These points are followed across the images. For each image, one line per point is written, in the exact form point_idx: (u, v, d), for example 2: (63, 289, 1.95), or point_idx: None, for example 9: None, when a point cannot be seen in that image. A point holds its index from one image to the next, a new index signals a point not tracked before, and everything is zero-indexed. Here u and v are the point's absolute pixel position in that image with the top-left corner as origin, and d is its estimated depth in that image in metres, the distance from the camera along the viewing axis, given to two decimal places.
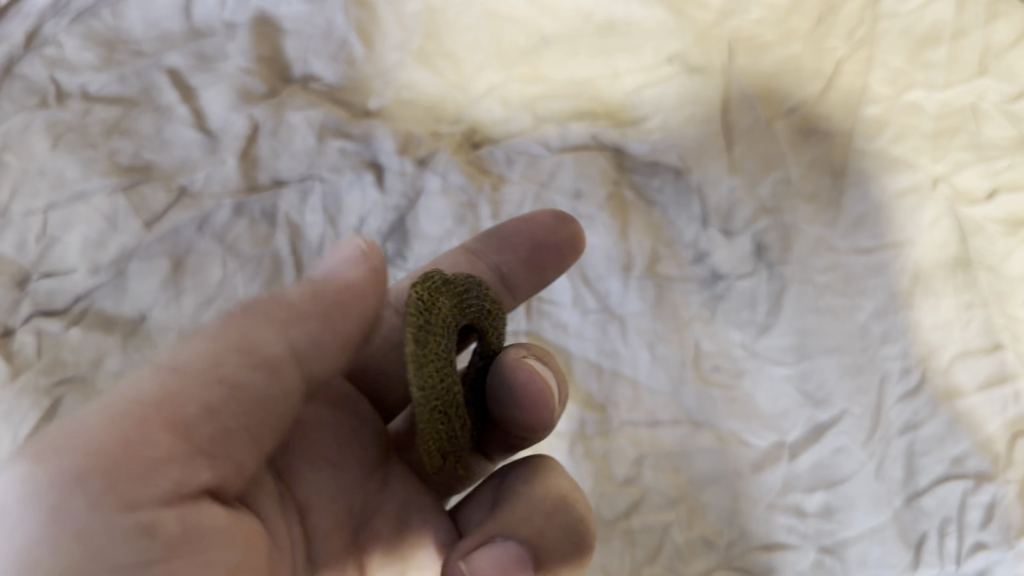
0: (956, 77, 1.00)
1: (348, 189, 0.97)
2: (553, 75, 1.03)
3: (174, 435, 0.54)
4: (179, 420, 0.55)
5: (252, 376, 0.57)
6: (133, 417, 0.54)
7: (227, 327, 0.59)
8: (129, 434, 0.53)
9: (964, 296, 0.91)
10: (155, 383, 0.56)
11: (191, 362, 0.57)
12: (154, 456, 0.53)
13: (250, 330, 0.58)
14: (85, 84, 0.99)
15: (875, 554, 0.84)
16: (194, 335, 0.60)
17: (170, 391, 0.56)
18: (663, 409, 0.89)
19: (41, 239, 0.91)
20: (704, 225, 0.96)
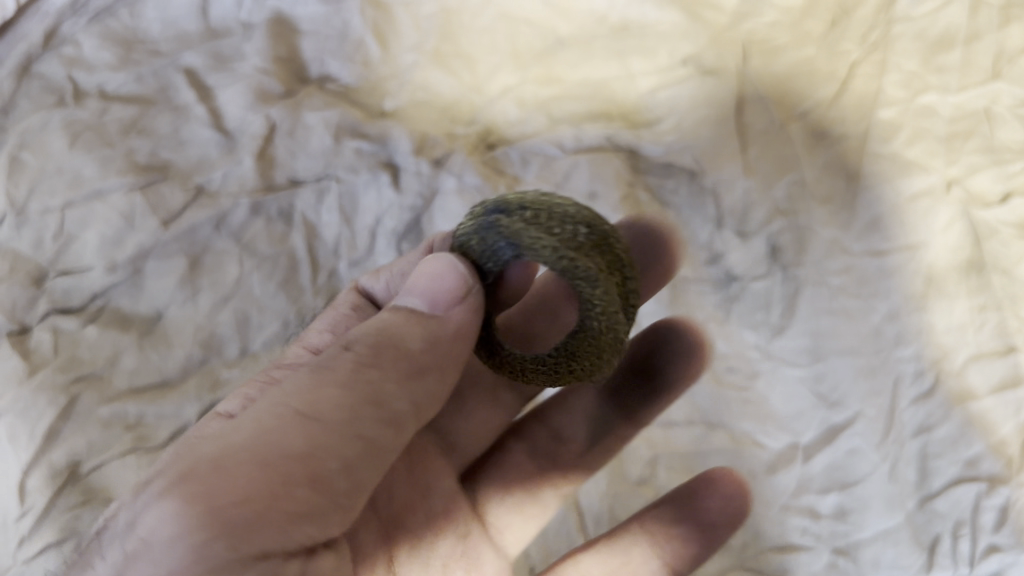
0: (969, 81, 1.00)
1: (364, 189, 0.98)
2: (568, 76, 1.03)
3: (315, 488, 0.52)
4: (321, 475, 0.52)
5: (379, 431, 0.55)
6: (285, 472, 0.51)
7: (362, 369, 0.55)
8: (282, 486, 0.50)
9: (978, 299, 0.91)
10: (298, 429, 0.52)
11: (329, 408, 0.53)
12: (298, 510, 0.51)
13: (379, 382, 0.55)
14: (103, 83, 0.99)
15: (888, 556, 0.84)
16: (326, 371, 0.55)
17: (314, 442, 0.52)
18: (678, 409, 0.90)
19: (58, 236, 0.92)
20: (719, 227, 0.97)
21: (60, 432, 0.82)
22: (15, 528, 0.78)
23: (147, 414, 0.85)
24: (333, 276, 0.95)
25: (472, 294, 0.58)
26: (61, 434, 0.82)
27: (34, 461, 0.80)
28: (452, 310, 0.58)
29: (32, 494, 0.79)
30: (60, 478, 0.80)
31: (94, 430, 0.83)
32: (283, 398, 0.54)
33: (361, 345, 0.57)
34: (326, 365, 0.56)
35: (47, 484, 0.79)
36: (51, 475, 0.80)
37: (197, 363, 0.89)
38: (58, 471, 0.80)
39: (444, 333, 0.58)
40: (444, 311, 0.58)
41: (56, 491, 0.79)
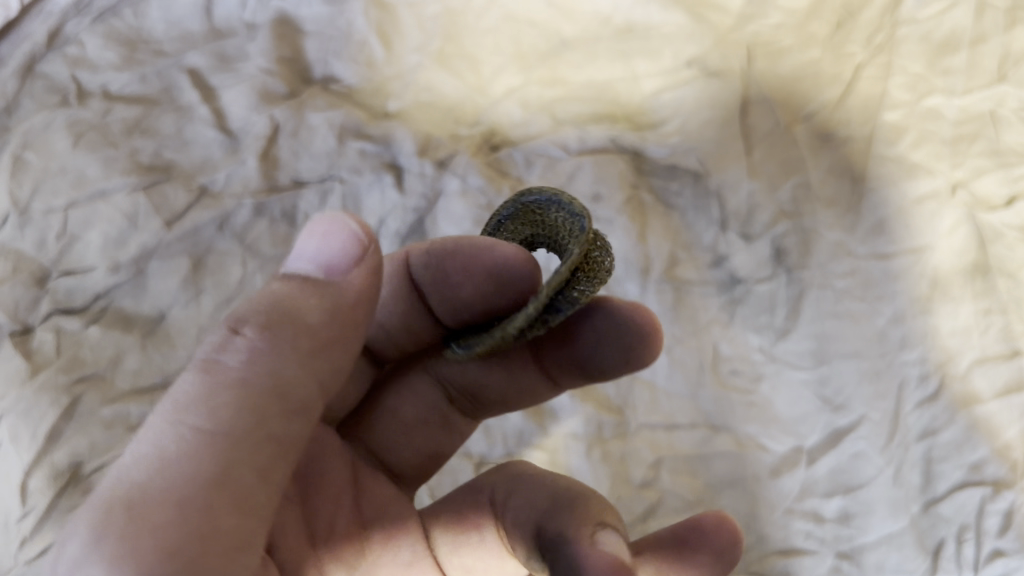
0: (974, 84, 0.99)
1: (367, 190, 0.98)
2: (572, 78, 1.03)
3: (242, 514, 0.45)
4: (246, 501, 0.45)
5: (278, 421, 0.47)
6: (206, 504, 0.43)
7: (253, 358, 0.46)
8: (204, 523, 0.42)
9: (983, 302, 0.91)
10: (202, 440, 0.44)
11: (217, 414, 0.44)
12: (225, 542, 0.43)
13: (278, 372, 0.47)
14: (107, 83, 0.99)
15: (893, 560, 0.83)
16: (210, 370, 0.46)
17: (224, 456, 0.44)
18: (681, 412, 0.90)
19: (61, 236, 0.92)
20: (723, 229, 0.97)
21: (63, 432, 0.82)
22: (17, 528, 0.78)
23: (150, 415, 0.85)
24: None
25: (360, 259, 0.50)
26: (64, 434, 0.82)
27: (36, 462, 0.80)
28: (354, 283, 0.50)
29: (35, 494, 0.79)
30: (61, 479, 0.80)
31: (96, 430, 0.83)
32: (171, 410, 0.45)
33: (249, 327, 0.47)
34: (213, 361, 0.46)
35: (49, 485, 0.79)
36: (53, 476, 0.80)
37: None
38: (60, 471, 0.80)
39: (343, 305, 0.49)
40: (342, 274, 0.50)
41: (57, 492, 0.79)
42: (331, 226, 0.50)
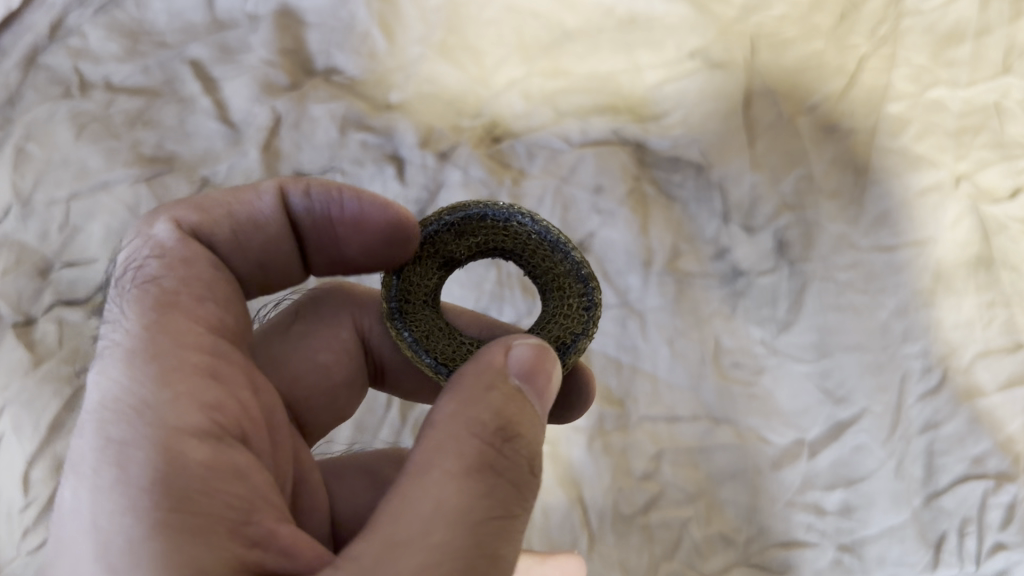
0: (979, 75, 0.98)
1: (370, 181, 0.98)
2: (574, 69, 1.02)
3: None
4: None
5: (521, 526, 0.49)
6: None
7: (509, 461, 0.50)
8: None
9: (986, 295, 0.90)
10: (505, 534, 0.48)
11: (483, 529, 0.47)
12: None
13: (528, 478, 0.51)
14: (109, 75, 0.99)
15: (894, 553, 0.84)
16: (472, 465, 0.49)
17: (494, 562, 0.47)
18: (683, 405, 0.90)
19: (64, 228, 0.92)
20: (726, 221, 0.97)
21: (65, 423, 0.84)
22: (19, 519, 0.81)
23: None
24: None
25: (556, 365, 0.55)
26: (66, 425, 0.84)
27: (39, 452, 0.82)
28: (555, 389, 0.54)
29: (36, 485, 0.81)
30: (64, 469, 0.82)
31: None
32: (448, 511, 0.47)
33: (493, 431, 0.50)
34: (473, 456, 0.49)
35: (51, 475, 0.82)
36: (56, 466, 0.82)
37: None
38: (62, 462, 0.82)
39: (543, 403, 0.54)
40: (542, 377, 0.53)
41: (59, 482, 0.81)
42: (535, 347, 0.54)
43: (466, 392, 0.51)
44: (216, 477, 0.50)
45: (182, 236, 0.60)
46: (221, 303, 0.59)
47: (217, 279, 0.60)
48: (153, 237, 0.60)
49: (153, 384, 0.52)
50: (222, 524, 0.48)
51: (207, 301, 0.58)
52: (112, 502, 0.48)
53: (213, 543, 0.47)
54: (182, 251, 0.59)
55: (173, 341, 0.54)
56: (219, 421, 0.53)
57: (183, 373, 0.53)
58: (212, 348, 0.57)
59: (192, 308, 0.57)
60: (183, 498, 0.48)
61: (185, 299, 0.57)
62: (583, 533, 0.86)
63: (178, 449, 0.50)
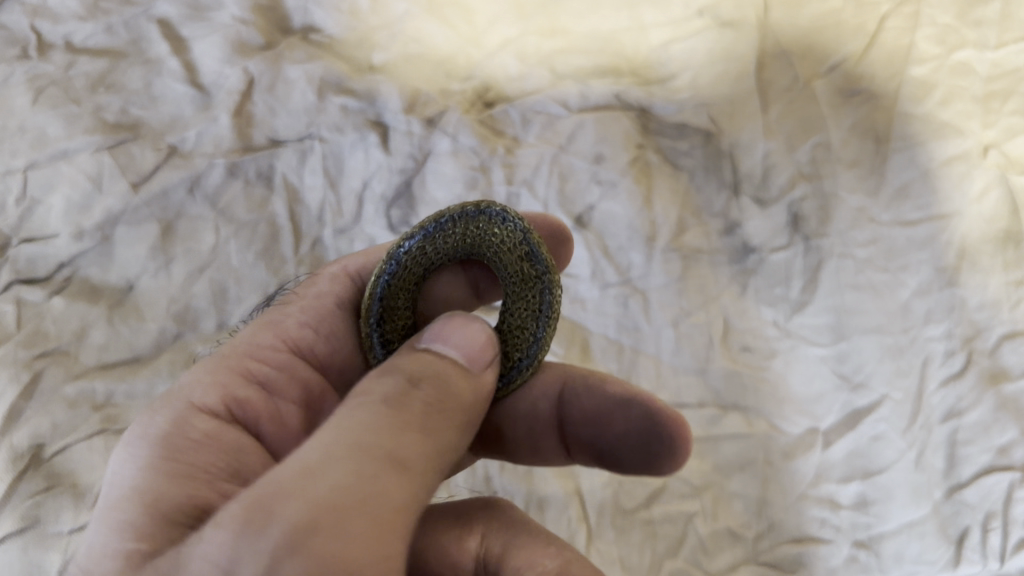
0: (1010, 36, 0.90)
1: (351, 150, 0.91)
2: (574, 28, 0.95)
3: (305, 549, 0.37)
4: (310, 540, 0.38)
5: (412, 439, 0.43)
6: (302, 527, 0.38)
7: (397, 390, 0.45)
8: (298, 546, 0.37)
9: (1015, 273, 0.83)
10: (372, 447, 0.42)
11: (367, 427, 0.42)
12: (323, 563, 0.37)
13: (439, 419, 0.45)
14: (70, 34, 0.92)
15: (912, 550, 0.77)
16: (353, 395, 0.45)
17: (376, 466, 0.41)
18: (688, 391, 0.84)
19: (21, 200, 0.86)
20: (736, 194, 0.90)
21: (22, 412, 0.77)
22: None
23: (116, 392, 0.79)
24: (317, 245, 0.88)
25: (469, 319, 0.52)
26: (24, 414, 0.77)
27: None
28: (478, 345, 0.50)
29: None
30: (20, 462, 0.74)
31: (59, 409, 0.77)
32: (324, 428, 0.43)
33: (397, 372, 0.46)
34: (357, 391, 0.45)
35: (6, 469, 0.74)
36: (11, 459, 0.74)
37: (171, 338, 0.83)
38: (20, 454, 0.75)
39: (463, 353, 0.49)
40: (466, 342, 0.50)
41: (15, 478, 0.74)
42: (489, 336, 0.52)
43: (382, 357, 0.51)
44: (214, 444, 0.53)
45: (333, 278, 0.67)
46: (321, 332, 0.64)
47: (332, 314, 0.65)
48: (321, 274, 0.68)
49: (203, 370, 0.58)
50: (204, 479, 0.50)
51: (306, 327, 0.63)
52: (126, 454, 0.52)
53: (186, 485, 0.49)
54: (320, 288, 0.66)
55: (235, 346, 0.61)
56: (242, 403, 0.57)
57: (228, 369, 0.59)
58: (278, 360, 0.61)
59: (269, 323, 0.63)
60: (174, 450, 0.51)
61: (289, 322, 0.63)
62: (580, 529, 0.80)
63: (190, 417, 0.54)
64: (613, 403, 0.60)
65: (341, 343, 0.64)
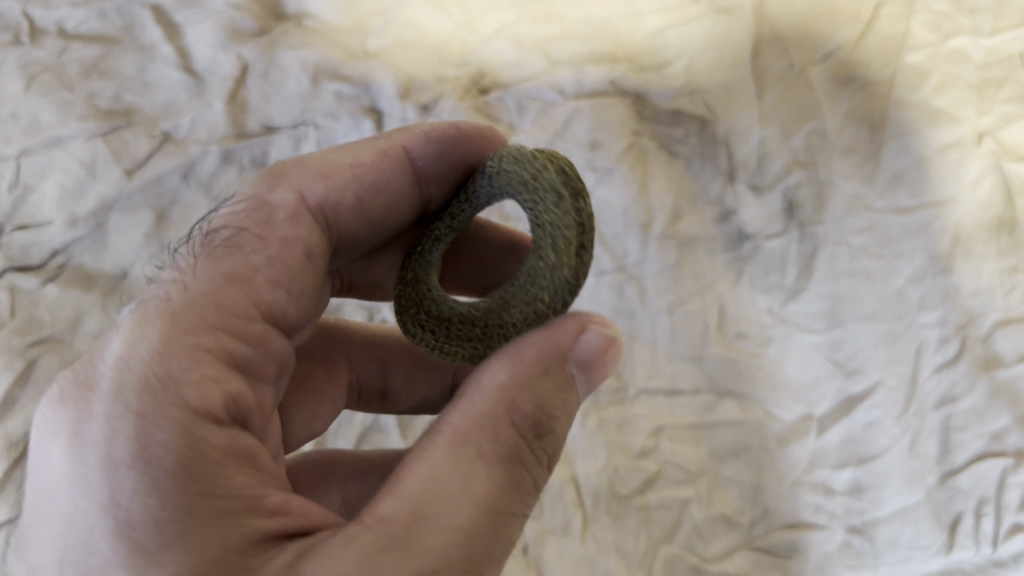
0: (1004, 23, 0.90)
1: (345, 136, 0.90)
2: (569, 14, 0.95)
3: None
4: None
5: (523, 496, 0.47)
6: None
7: (502, 452, 0.47)
8: None
9: (1008, 260, 0.84)
10: (424, 531, 0.44)
11: (497, 522, 0.46)
12: None
13: (539, 470, 0.49)
14: (62, 21, 0.92)
15: (906, 535, 0.77)
16: (505, 457, 0.47)
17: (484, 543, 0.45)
18: (683, 377, 0.84)
19: (14, 187, 0.86)
20: (731, 180, 0.90)
21: (17, 399, 0.77)
22: None
23: None
24: None
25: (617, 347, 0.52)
26: (19, 401, 0.77)
27: None
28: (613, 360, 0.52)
29: None
30: (16, 450, 0.75)
31: None
32: (472, 499, 0.45)
33: (517, 418, 0.48)
34: (508, 448, 0.47)
35: (3, 455, 0.75)
36: (8, 447, 0.75)
37: None
38: (15, 442, 0.75)
39: (592, 380, 0.52)
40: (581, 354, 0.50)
41: (12, 464, 0.75)
42: (611, 337, 0.51)
43: (522, 370, 0.48)
44: (234, 462, 0.46)
45: (293, 210, 0.55)
46: (296, 291, 0.54)
47: (303, 265, 0.54)
48: (272, 202, 0.56)
49: (184, 356, 0.47)
50: (241, 507, 0.45)
51: (278, 286, 0.53)
52: (129, 481, 0.43)
53: (228, 525, 0.44)
54: (282, 229, 0.54)
55: (206, 310, 0.49)
56: (236, 399, 0.48)
57: (210, 354, 0.48)
58: (256, 331, 0.51)
59: (240, 277, 0.52)
60: (203, 481, 0.44)
61: (261, 279, 0.52)
62: (576, 515, 0.80)
63: (199, 430, 0.45)
64: (502, 247, 0.68)
65: (308, 300, 0.55)
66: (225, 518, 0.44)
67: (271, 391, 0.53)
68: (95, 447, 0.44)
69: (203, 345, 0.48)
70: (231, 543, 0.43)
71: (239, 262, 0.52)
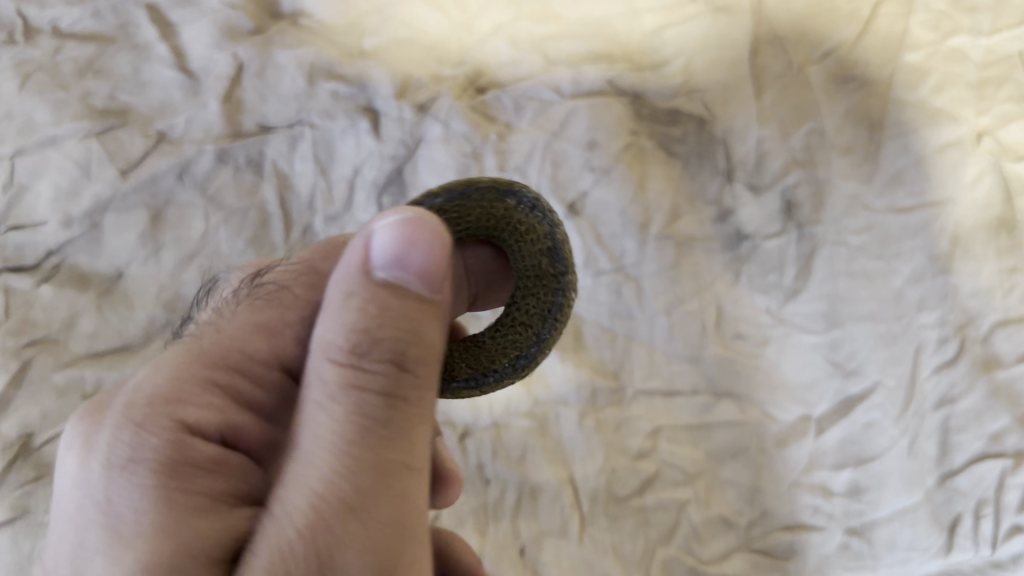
0: (1004, 22, 0.90)
1: (341, 136, 0.90)
2: (566, 14, 0.94)
3: None
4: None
5: (394, 422, 0.43)
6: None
7: (359, 402, 0.43)
8: None
9: (1007, 260, 0.83)
10: (284, 498, 0.43)
11: (355, 460, 0.42)
12: None
13: (405, 386, 0.44)
14: (56, 19, 0.91)
15: (905, 537, 0.77)
16: (339, 396, 0.43)
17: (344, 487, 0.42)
18: (681, 378, 0.84)
19: (8, 187, 0.85)
20: (729, 180, 0.89)
21: (12, 401, 0.77)
22: None
23: (106, 380, 0.79)
24: (308, 232, 0.87)
25: (433, 222, 0.47)
26: (14, 403, 0.77)
27: None
28: (445, 264, 0.46)
29: None
30: (10, 450, 0.75)
31: (49, 398, 0.78)
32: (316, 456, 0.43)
33: (335, 355, 0.44)
34: (338, 388, 0.43)
35: None
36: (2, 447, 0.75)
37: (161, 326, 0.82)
38: (10, 443, 0.76)
39: (426, 275, 0.45)
40: (410, 266, 0.45)
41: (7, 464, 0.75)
42: (398, 220, 0.46)
43: (333, 312, 0.45)
44: (225, 471, 0.47)
45: None
46: (321, 349, 0.56)
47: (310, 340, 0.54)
48: (325, 266, 0.59)
49: (195, 380, 0.52)
50: (222, 512, 0.45)
51: (304, 345, 0.56)
52: (122, 481, 0.46)
53: (210, 521, 0.44)
54: (326, 285, 0.58)
55: (228, 353, 0.54)
56: (246, 429, 0.51)
57: (223, 386, 0.53)
58: (274, 377, 0.54)
59: (268, 329, 0.56)
60: (184, 482, 0.46)
61: (291, 325, 0.56)
62: (573, 517, 0.79)
63: (190, 441, 0.48)
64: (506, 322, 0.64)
65: None
66: (199, 514, 0.45)
67: (283, 445, 0.53)
68: (98, 454, 0.48)
69: (218, 380, 0.53)
70: (207, 538, 0.43)
71: (274, 316, 0.56)
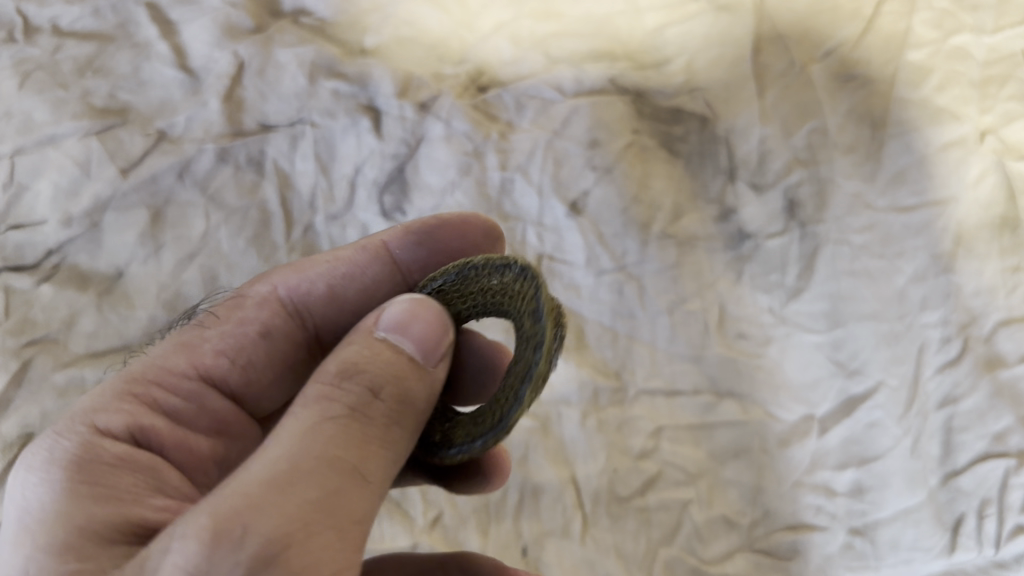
0: (1006, 21, 0.90)
1: (342, 135, 0.90)
2: (568, 11, 0.95)
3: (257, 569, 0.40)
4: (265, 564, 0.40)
5: (359, 436, 0.45)
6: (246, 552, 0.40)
7: (328, 411, 0.45)
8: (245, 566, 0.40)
9: (1011, 259, 0.83)
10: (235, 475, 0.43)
11: (319, 449, 0.43)
12: None
13: (377, 412, 0.46)
14: (56, 18, 0.92)
15: (908, 537, 0.77)
16: (317, 400, 0.45)
17: (307, 470, 0.43)
18: (683, 378, 0.83)
19: (8, 186, 0.85)
20: (731, 179, 0.89)
21: (12, 401, 0.77)
22: None
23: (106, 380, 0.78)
24: (309, 231, 0.87)
25: (440, 313, 0.50)
26: (14, 403, 0.77)
27: None
28: (442, 339, 0.50)
29: None
30: (11, 451, 0.75)
31: (49, 398, 0.77)
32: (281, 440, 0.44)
33: (321, 376, 0.46)
34: (316, 395, 0.45)
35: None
36: (3, 448, 0.75)
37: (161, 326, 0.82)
38: (11, 443, 0.75)
39: (426, 348, 0.49)
40: (407, 336, 0.49)
41: (9, 463, 0.74)
42: (415, 304, 0.50)
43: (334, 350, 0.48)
44: (128, 467, 0.52)
45: (262, 301, 0.63)
46: (237, 362, 0.61)
47: (251, 342, 0.62)
48: (251, 297, 0.64)
49: (108, 396, 0.55)
50: (120, 496, 0.49)
51: (222, 355, 0.61)
52: (36, 478, 0.50)
53: (110, 507, 0.48)
54: (246, 312, 0.63)
55: (144, 370, 0.58)
56: (149, 432, 0.55)
57: (137, 397, 0.56)
58: (188, 387, 0.59)
59: (185, 345, 0.60)
60: (91, 474, 0.50)
61: (205, 348, 0.61)
62: (575, 517, 0.79)
63: (99, 441, 0.52)
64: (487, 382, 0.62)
65: (255, 373, 0.62)
66: (101, 500, 0.48)
67: (203, 440, 0.59)
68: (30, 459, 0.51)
69: (134, 391, 0.56)
70: (108, 528, 0.47)
71: (194, 335, 0.61)
